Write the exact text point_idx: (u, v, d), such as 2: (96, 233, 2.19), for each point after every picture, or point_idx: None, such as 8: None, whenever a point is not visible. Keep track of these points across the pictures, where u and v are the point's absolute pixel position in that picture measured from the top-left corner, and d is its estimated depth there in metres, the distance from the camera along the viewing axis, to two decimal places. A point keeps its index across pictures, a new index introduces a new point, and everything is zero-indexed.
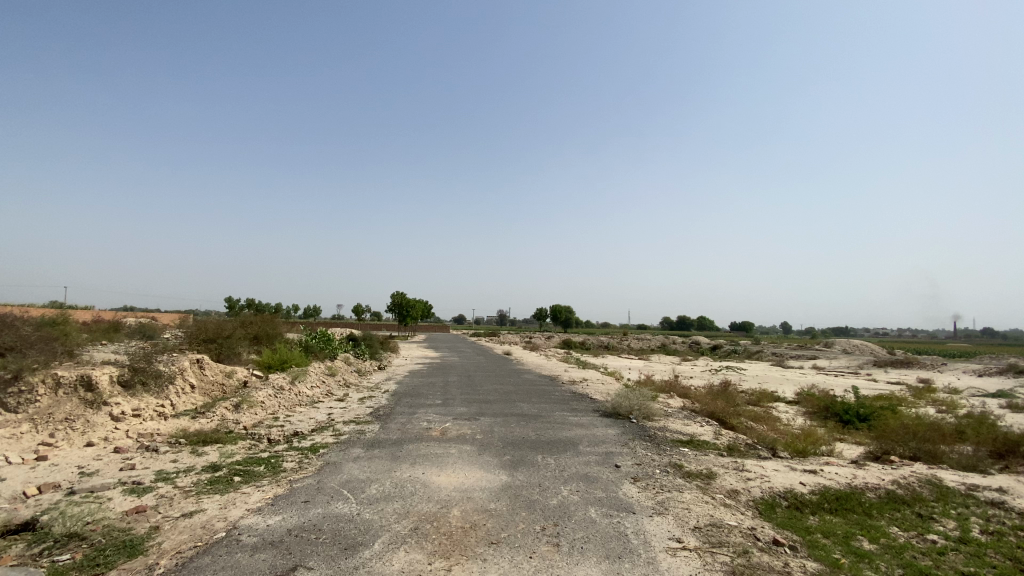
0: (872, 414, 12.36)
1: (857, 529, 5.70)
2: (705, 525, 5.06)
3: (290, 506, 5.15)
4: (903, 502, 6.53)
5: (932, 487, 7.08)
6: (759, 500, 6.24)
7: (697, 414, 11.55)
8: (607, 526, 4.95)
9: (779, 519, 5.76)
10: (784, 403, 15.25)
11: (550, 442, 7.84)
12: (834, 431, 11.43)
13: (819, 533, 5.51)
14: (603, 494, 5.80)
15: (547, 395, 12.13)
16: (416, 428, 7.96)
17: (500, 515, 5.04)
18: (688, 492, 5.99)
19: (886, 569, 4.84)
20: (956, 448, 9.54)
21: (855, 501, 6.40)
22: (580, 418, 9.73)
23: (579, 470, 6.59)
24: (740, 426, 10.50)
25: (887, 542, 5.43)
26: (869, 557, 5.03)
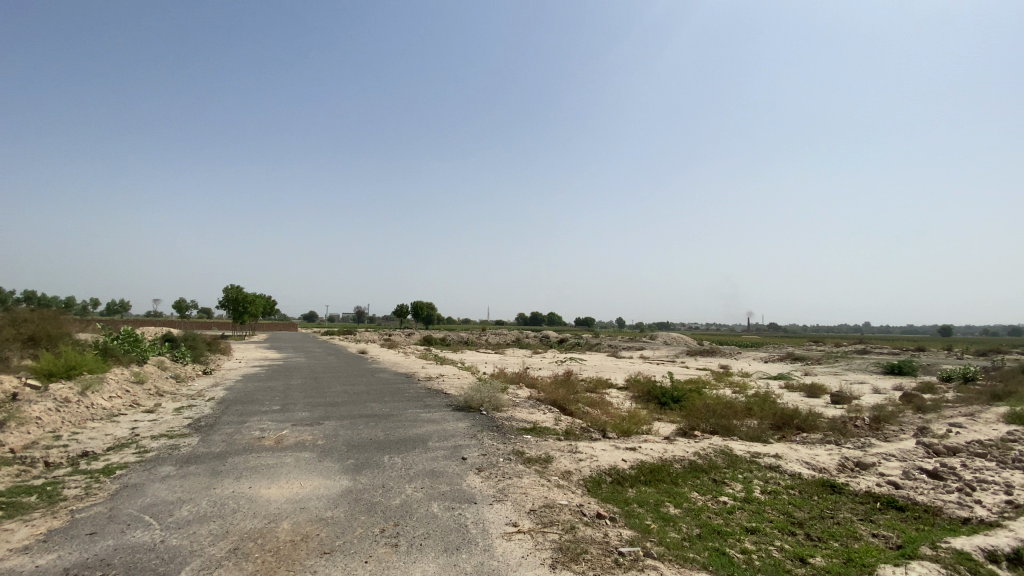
0: (683, 395, 14.50)
1: (666, 497, 6.60)
2: (540, 507, 5.40)
3: (66, 543, 4.23)
4: (702, 469, 7.74)
5: (725, 456, 8.52)
6: (589, 478, 6.88)
7: (542, 403, 12.32)
8: (448, 519, 5.00)
9: (604, 494, 6.43)
10: (617, 389, 17.06)
11: (398, 440, 7.68)
12: (654, 411, 13.14)
13: (635, 504, 6.27)
14: (447, 488, 5.85)
15: (400, 392, 11.90)
16: (246, 439, 7.18)
17: (337, 523, 4.77)
18: (528, 476, 6.34)
19: (686, 529, 5.68)
20: (741, 420, 11.61)
21: (664, 472, 7.42)
22: (431, 414, 9.71)
23: (425, 466, 6.56)
24: (578, 411, 11.49)
25: (687, 505, 6.38)
26: (673, 520, 5.85)
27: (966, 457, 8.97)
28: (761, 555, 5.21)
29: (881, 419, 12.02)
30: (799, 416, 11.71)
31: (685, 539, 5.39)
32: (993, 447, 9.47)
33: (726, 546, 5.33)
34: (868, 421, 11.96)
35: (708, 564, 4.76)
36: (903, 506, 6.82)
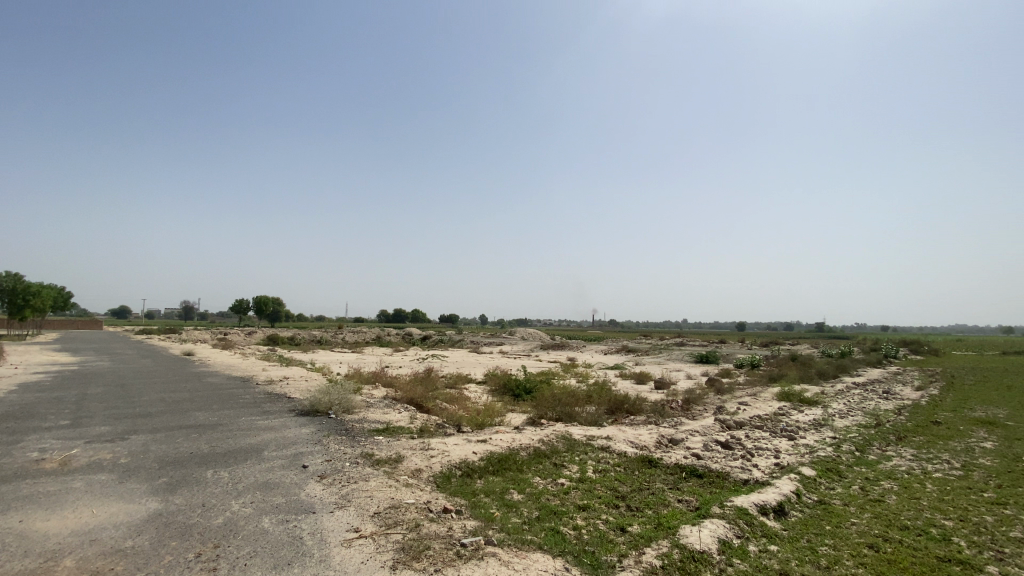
0: (535, 387, 15.40)
1: (510, 484, 6.96)
2: (385, 509, 5.29)
3: None
4: (545, 455, 8.32)
5: (565, 441, 9.27)
6: (438, 474, 6.93)
7: (397, 401, 12.06)
8: (281, 533, 4.62)
9: (452, 488, 6.55)
10: (474, 384, 17.45)
11: (227, 452, 6.87)
12: (507, 403, 13.73)
13: (482, 494, 6.50)
14: (282, 500, 5.40)
15: (234, 398, 10.67)
16: (16, 463, 5.79)
17: (140, 553, 4.10)
18: (374, 479, 6.15)
19: (526, 513, 6.05)
20: (583, 408, 12.71)
21: (510, 461, 7.80)
22: (270, 420, 8.87)
23: (257, 479, 5.96)
24: (433, 408, 11.49)
25: (530, 490, 6.79)
26: (516, 506, 6.19)
27: (749, 429, 11.00)
28: (589, 529, 5.78)
29: (692, 401, 14.15)
30: (630, 402, 13.22)
31: (525, 523, 5.74)
32: (768, 420, 11.77)
33: (561, 525, 5.80)
34: (683, 403, 13.98)
35: (543, 543, 5.14)
36: (703, 474, 8.13)
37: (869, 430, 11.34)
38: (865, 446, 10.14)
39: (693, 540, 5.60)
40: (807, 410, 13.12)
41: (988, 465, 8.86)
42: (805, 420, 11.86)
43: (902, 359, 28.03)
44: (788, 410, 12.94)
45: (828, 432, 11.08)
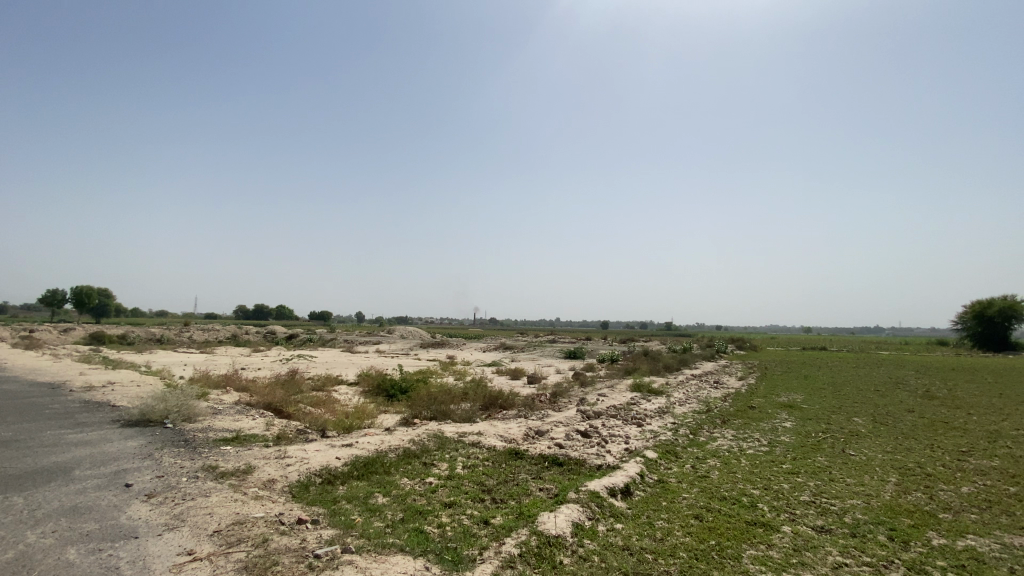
0: (409, 386, 15.10)
1: (375, 488, 6.75)
2: (227, 526, 4.79)
3: None
4: (414, 455, 8.21)
5: (436, 439, 9.24)
6: (295, 483, 6.47)
7: (253, 407, 10.98)
8: (90, 565, 3.94)
9: (310, 497, 6.16)
10: (345, 385, 16.59)
11: (20, 475, 5.66)
12: (380, 404, 13.26)
13: (343, 501, 6.20)
14: (94, 526, 4.60)
15: (35, 410, 8.82)
16: None
17: None
18: (216, 494, 5.54)
19: (390, 515, 5.92)
20: (457, 405, 12.80)
21: (377, 463, 7.56)
22: (86, 434, 7.51)
23: (63, 504, 5.01)
24: (296, 413, 10.67)
25: (396, 492, 6.66)
26: (380, 510, 6.03)
27: (606, 418, 12.03)
28: (453, 525, 5.84)
29: (558, 394, 15.04)
30: (502, 397, 13.63)
31: (387, 526, 5.61)
32: (622, 409, 12.97)
33: (425, 524, 5.77)
34: (551, 396, 14.79)
35: (405, 545, 5.07)
36: (563, 462, 8.71)
37: (702, 415, 13.10)
38: (698, 429, 11.70)
39: (550, 526, 5.97)
40: (654, 399, 14.73)
41: (786, 441, 10.77)
42: (652, 408, 13.30)
43: (731, 354, 32.82)
44: (639, 400, 14.40)
45: (670, 418, 12.57)
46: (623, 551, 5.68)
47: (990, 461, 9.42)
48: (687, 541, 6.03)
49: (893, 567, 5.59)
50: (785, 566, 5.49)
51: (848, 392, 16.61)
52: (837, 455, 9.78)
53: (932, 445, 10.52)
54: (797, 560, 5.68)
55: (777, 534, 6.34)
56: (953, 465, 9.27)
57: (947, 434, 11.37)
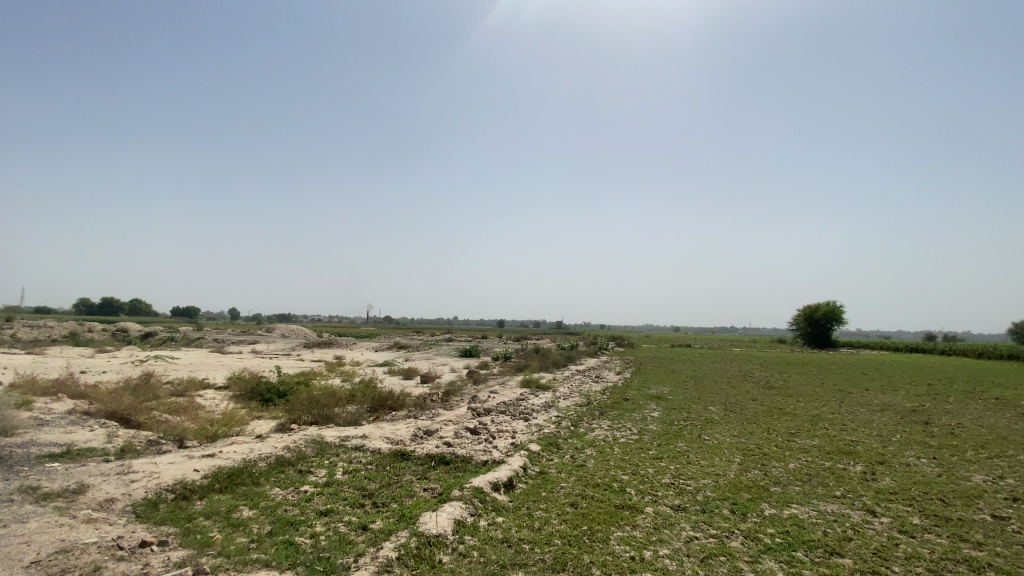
0: (289, 390, 14.06)
1: (241, 500, 6.19)
2: (47, 555, 4.08)
3: None
4: (288, 463, 7.67)
5: (314, 445, 8.72)
6: (141, 502, 5.70)
7: (92, 417, 9.44)
8: None
9: (161, 515, 5.47)
10: (213, 390, 14.96)
11: None
12: (254, 410, 12.17)
13: (201, 517, 5.61)
14: None
15: None
16: None
17: None
18: (34, 520, 4.69)
19: (257, 529, 5.47)
20: (342, 408, 12.20)
21: (244, 474, 6.94)
22: None
23: None
24: (148, 422, 9.39)
25: (265, 504, 6.17)
26: (245, 524, 5.54)
27: (495, 414, 12.28)
28: (328, 534, 5.56)
29: (450, 393, 15.02)
30: (391, 397, 13.27)
31: (252, 541, 5.17)
32: (510, 405, 13.32)
33: (296, 536, 5.42)
34: (442, 395, 14.72)
35: (272, 559, 4.72)
36: (449, 460, 8.73)
37: (583, 408, 13.93)
38: (579, 421, 12.42)
39: (431, 525, 5.95)
40: (541, 394, 15.35)
41: (654, 429, 11.87)
42: (539, 403, 13.85)
43: (612, 351, 35.31)
44: (528, 395, 14.92)
45: (555, 412, 13.19)
46: (502, 544, 5.84)
47: (810, 440, 11.24)
48: (562, 529, 6.37)
49: (733, 536, 6.42)
50: (646, 544, 6.04)
51: (707, 385, 18.74)
52: (695, 440, 10.99)
53: (769, 428, 12.27)
54: (657, 537, 6.28)
55: (642, 515, 6.95)
56: (784, 444, 10.90)
57: (780, 418, 13.35)
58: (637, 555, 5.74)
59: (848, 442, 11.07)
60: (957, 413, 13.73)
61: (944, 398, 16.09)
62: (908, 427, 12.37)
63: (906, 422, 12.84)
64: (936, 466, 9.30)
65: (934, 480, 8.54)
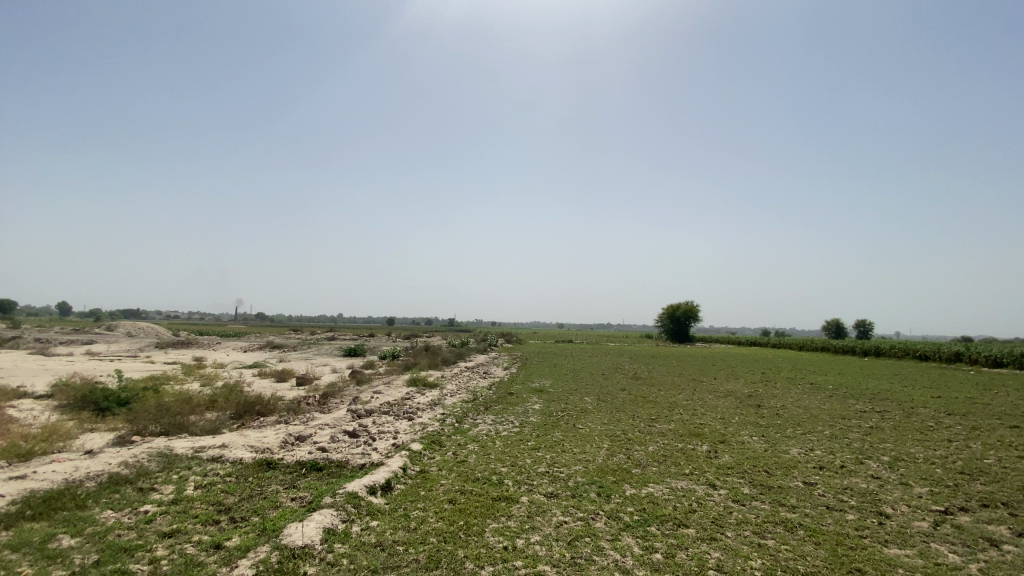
0: (133, 397, 12.21)
1: (61, 528, 5.26)
2: None
3: None
4: (126, 480, 6.67)
5: (162, 458, 7.69)
6: None
7: None
8: None
9: None
10: (28, 399, 12.43)
11: None
12: (85, 421, 10.37)
13: (4, 551, 4.66)
14: None
15: None
16: None
17: None
18: None
19: (78, 560, 4.68)
20: (200, 415, 10.90)
21: (66, 497, 5.90)
22: None
23: None
24: None
25: (92, 530, 5.30)
26: (64, 555, 4.72)
27: (377, 415, 11.87)
28: (173, 557, 4.95)
29: (328, 394, 14.19)
30: (261, 402, 12.17)
31: None
32: (394, 405, 12.97)
33: (131, 563, 4.74)
34: (320, 397, 13.85)
35: None
36: (323, 466, 8.25)
37: (468, 404, 14.05)
38: (463, 417, 12.50)
39: (297, 536, 5.59)
40: (427, 392, 15.18)
41: (534, 421, 12.39)
42: (424, 402, 13.68)
43: (500, 347, 36.09)
44: (413, 394, 14.66)
45: (439, 409, 13.12)
46: (375, 548, 5.67)
47: (668, 424, 12.55)
48: (437, 526, 6.37)
49: (597, 517, 6.93)
50: (519, 533, 6.28)
51: (585, 377, 20.01)
52: (570, 430, 11.67)
53: (635, 416, 13.48)
54: (530, 525, 6.55)
55: (517, 505, 7.21)
56: (647, 430, 12.04)
57: (645, 406, 14.73)
58: (510, 544, 5.94)
59: (698, 425, 12.56)
60: (781, 396, 16.30)
61: (773, 384, 19.01)
62: (745, 409, 14.40)
63: (744, 406, 14.93)
64: (764, 442, 10.94)
65: (760, 454, 10.06)
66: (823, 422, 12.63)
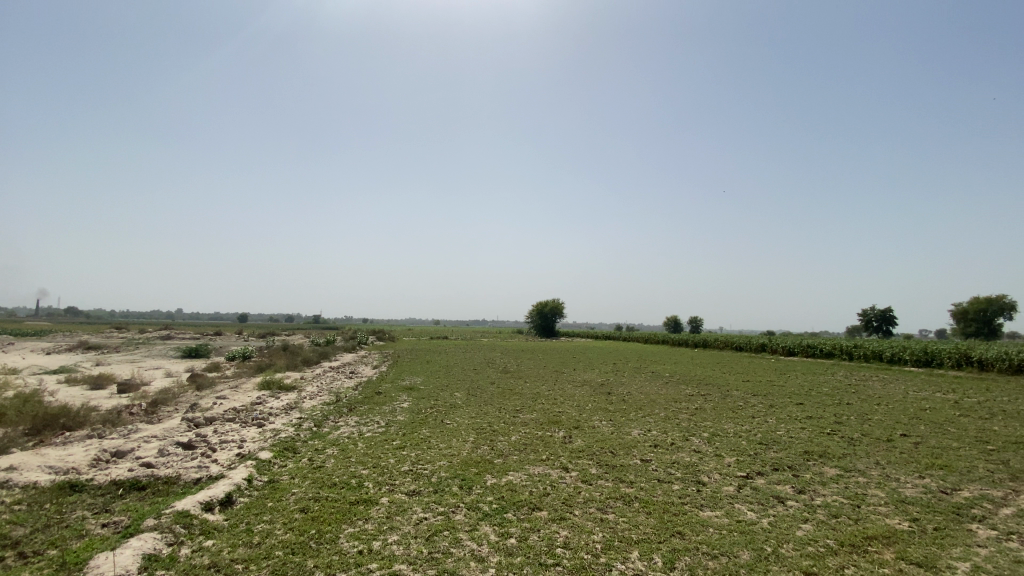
0: None
1: None
2: None
3: None
4: None
5: None
6: None
7: None
8: None
9: None
10: None
11: None
12: None
13: None
14: None
15: None
16: None
17: None
18: None
19: None
20: None
21: None
22: None
23: None
24: None
25: None
26: None
27: (220, 423, 10.63)
28: None
29: (159, 402, 12.31)
30: (66, 414, 10.13)
31: None
32: (241, 411, 11.73)
33: None
34: (148, 406, 11.97)
35: None
36: (146, 485, 7.16)
37: (329, 406, 13.27)
38: (323, 421, 11.78)
39: (108, 568, 4.80)
40: (283, 395, 13.99)
41: (401, 419, 12.17)
42: (278, 406, 12.59)
43: (369, 345, 34.59)
44: (265, 398, 13.39)
45: (296, 413, 12.19)
46: (209, 570, 5.10)
47: (531, 414, 13.23)
48: (285, 538, 5.93)
49: (457, 510, 7.05)
50: (376, 534, 6.13)
51: (454, 373, 20.21)
52: (437, 426, 11.68)
53: (501, 407, 13.99)
54: (388, 525, 6.44)
55: (376, 507, 7.02)
56: (511, 420, 12.56)
57: (510, 398, 15.36)
58: (366, 548, 5.77)
59: (558, 413, 13.44)
60: (628, 384, 18.20)
61: (622, 373, 21.13)
62: (598, 397, 15.79)
63: (598, 394, 16.34)
64: (612, 426, 12.12)
65: (608, 437, 11.13)
66: (661, 405, 14.34)
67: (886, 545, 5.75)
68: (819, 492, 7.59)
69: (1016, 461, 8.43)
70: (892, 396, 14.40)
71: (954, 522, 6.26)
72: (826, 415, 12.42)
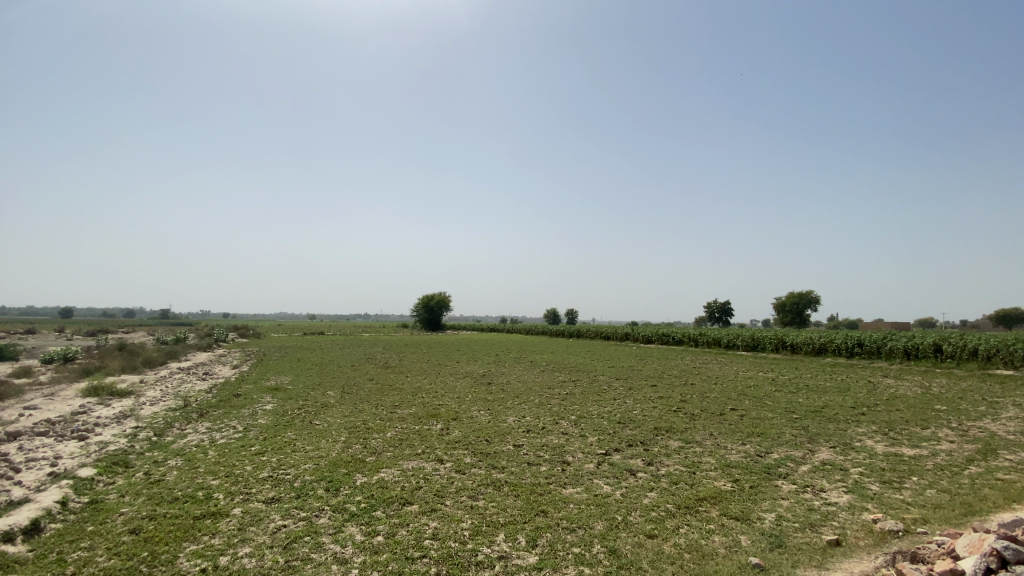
0: None
1: None
2: None
3: None
4: None
5: None
6: None
7: None
8: None
9: None
10: None
11: None
12: None
13: None
14: None
15: None
16: None
17: None
18: None
19: None
20: None
21: None
22: None
23: None
24: None
25: None
26: None
27: (25, 439, 8.83)
28: None
29: None
30: None
31: None
32: (57, 423, 9.87)
33: None
34: None
35: None
36: None
37: (174, 412, 11.73)
38: (165, 429, 10.40)
39: None
40: (114, 403, 12.04)
41: (262, 423, 11.22)
42: (108, 415, 10.86)
43: (230, 343, 31.16)
44: (90, 406, 11.41)
45: (131, 423, 10.61)
46: None
47: (409, 409, 13.05)
48: (108, 566, 5.17)
49: (321, 514, 6.72)
50: (223, 549, 5.61)
51: (327, 370, 19.11)
52: (304, 427, 10.99)
53: (377, 404, 13.60)
54: (239, 537, 5.93)
55: (226, 519, 6.41)
56: (387, 416, 12.27)
57: (387, 393, 14.99)
58: (210, 565, 5.26)
59: (436, 406, 13.43)
60: (506, 373, 18.79)
61: (501, 364, 21.75)
62: (478, 387, 16.09)
63: (477, 384, 16.63)
64: (488, 415, 12.42)
65: (485, 425, 11.41)
66: (535, 392, 15.05)
67: (713, 505, 6.71)
68: (664, 463, 8.57)
69: (812, 426, 10.34)
70: (726, 376, 16.77)
71: (764, 480, 7.50)
72: (674, 394, 14.05)
